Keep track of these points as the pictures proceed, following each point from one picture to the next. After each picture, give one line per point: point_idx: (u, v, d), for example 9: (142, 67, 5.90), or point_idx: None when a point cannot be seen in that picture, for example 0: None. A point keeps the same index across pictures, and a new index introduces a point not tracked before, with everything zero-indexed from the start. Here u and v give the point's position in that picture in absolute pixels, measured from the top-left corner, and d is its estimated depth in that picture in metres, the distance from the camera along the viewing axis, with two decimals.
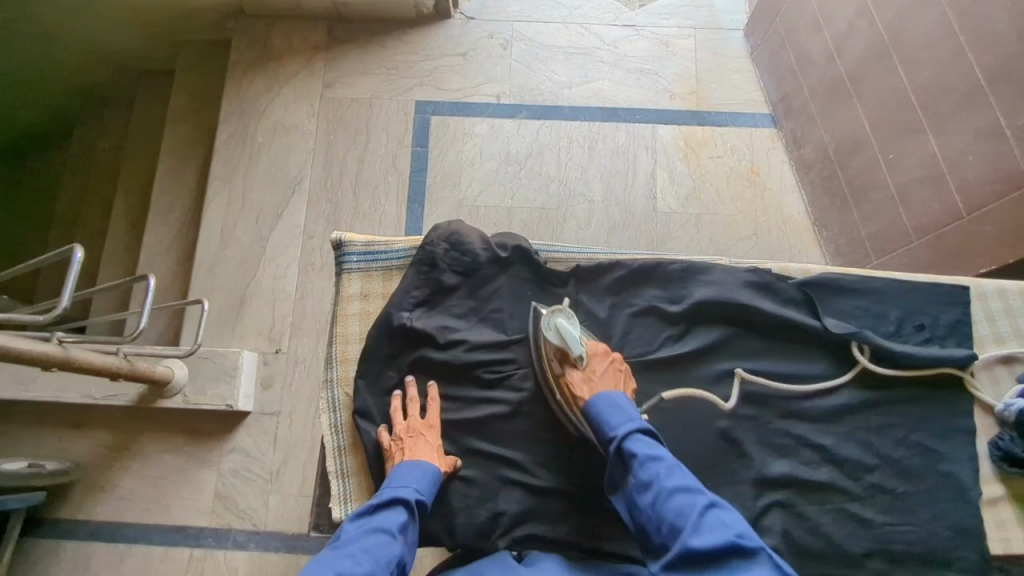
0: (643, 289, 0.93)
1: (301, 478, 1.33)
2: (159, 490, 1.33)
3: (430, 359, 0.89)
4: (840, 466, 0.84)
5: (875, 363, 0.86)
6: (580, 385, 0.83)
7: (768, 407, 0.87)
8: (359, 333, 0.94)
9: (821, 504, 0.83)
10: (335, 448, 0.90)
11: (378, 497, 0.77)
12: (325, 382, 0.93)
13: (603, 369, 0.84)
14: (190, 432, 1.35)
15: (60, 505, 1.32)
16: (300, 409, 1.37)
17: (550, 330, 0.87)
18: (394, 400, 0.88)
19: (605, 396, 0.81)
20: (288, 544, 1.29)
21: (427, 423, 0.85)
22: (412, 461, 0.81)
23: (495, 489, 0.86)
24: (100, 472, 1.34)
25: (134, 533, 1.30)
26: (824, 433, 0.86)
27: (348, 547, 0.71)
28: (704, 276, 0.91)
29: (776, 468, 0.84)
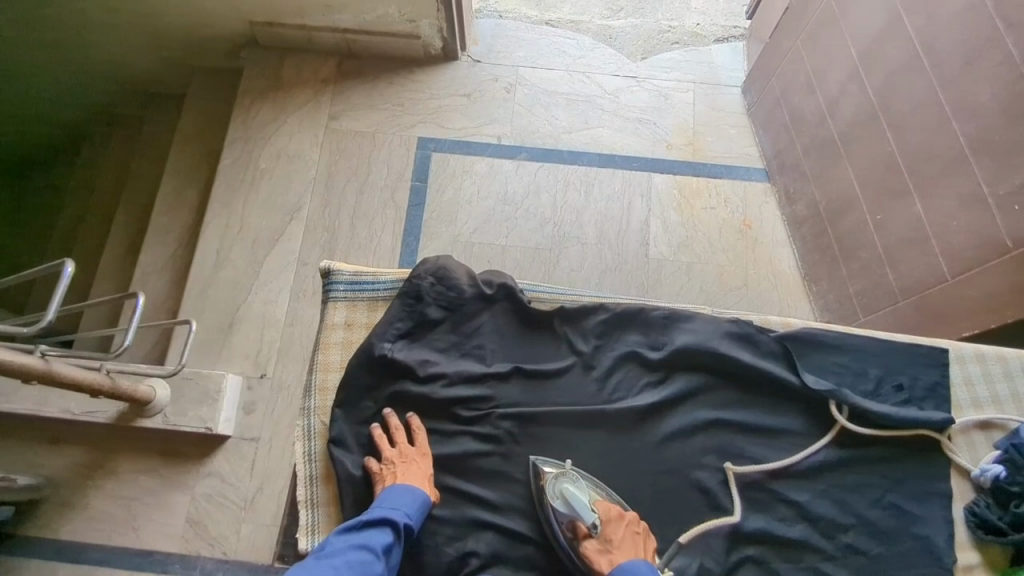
0: (625, 334, 0.93)
1: (275, 507, 1.31)
2: (130, 511, 1.30)
3: (409, 393, 0.89)
4: (815, 524, 0.83)
5: (853, 422, 0.86)
6: (599, 558, 0.80)
7: (746, 460, 0.86)
8: (340, 363, 0.94)
9: (795, 561, 0.82)
10: (307, 476, 0.89)
11: (367, 515, 0.79)
12: (302, 410, 0.92)
13: (621, 536, 0.80)
14: (167, 453, 1.34)
15: (28, 522, 1.30)
16: (280, 436, 1.36)
17: (556, 499, 0.82)
18: (376, 430, 0.88)
19: (627, 568, 0.78)
20: (256, 575, 1.26)
21: (421, 452, 0.85)
22: (403, 485, 0.81)
23: (466, 529, 0.84)
24: (72, 490, 1.32)
25: (101, 555, 1.27)
26: (800, 490, 0.85)
27: (333, 558, 0.74)
28: (685, 324, 0.92)
29: (750, 522, 0.83)
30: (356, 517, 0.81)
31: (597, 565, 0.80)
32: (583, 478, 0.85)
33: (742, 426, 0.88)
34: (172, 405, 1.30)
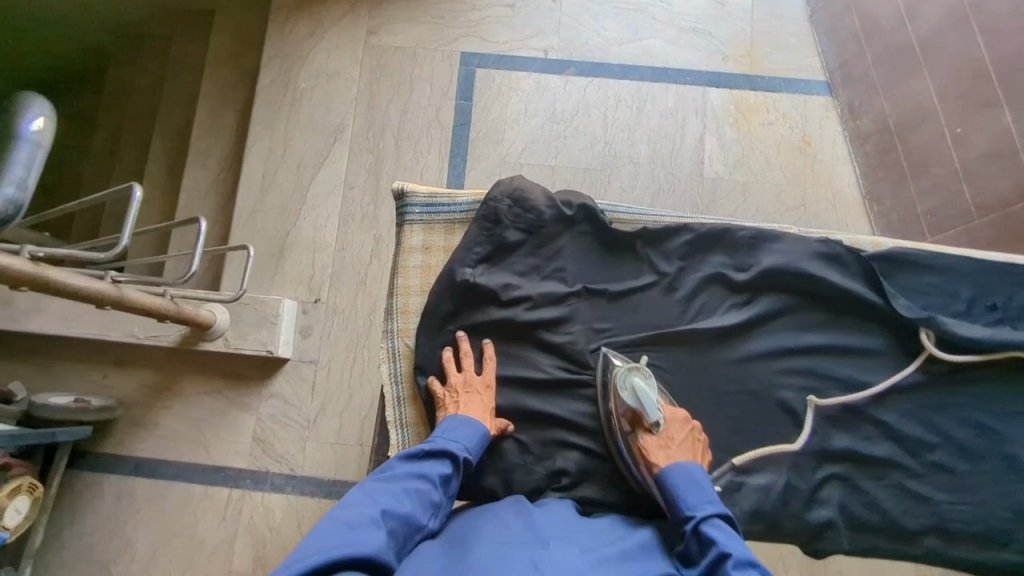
0: (709, 255, 0.91)
1: (338, 426, 1.35)
2: (199, 430, 1.36)
3: (492, 317, 0.89)
4: (901, 443, 0.84)
5: (943, 351, 0.85)
6: (656, 452, 0.79)
7: (830, 381, 0.86)
8: (420, 286, 0.94)
9: (878, 478, 0.84)
10: (394, 398, 0.91)
11: (428, 445, 0.78)
12: (385, 333, 0.93)
13: (682, 438, 0.81)
14: (230, 375, 1.37)
15: (104, 440, 1.36)
16: (338, 358, 1.38)
17: (625, 390, 0.82)
18: (445, 353, 0.88)
19: (683, 468, 0.77)
20: (324, 489, 1.32)
21: (484, 383, 0.86)
22: (465, 417, 0.81)
23: (552, 449, 0.86)
24: (142, 410, 1.37)
25: (176, 471, 1.34)
26: (887, 410, 0.85)
27: (392, 483, 0.73)
28: (772, 244, 0.89)
29: (837, 441, 0.84)
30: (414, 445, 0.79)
31: (652, 457, 0.79)
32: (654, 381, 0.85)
33: (826, 349, 0.87)
34: (233, 329, 1.32)
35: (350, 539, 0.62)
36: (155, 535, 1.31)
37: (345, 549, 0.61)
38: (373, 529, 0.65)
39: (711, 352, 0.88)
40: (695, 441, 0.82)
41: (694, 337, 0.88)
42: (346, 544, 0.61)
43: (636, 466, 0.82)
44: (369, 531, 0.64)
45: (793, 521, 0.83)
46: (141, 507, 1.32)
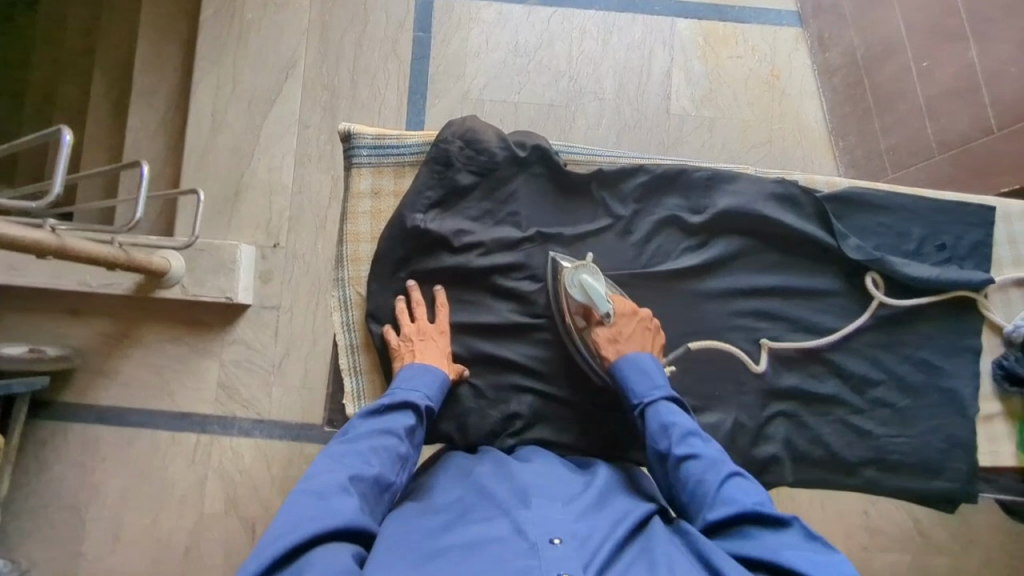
0: (665, 198, 0.90)
1: (303, 371, 1.35)
2: (162, 377, 1.35)
3: (445, 265, 0.88)
4: (846, 380, 0.86)
5: (892, 298, 0.87)
6: (607, 348, 0.83)
7: (781, 321, 0.88)
8: (370, 233, 0.92)
9: (824, 415, 0.86)
10: (347, 345, 0.90)
11: (388, 398, 0.77)
12: (336, 280, 0.91)
13: (631, 330, 0.83)
14: (190, 322, 1.35)
15: (65, 389, 1.34)
16: (301, 304, 1.36)
17: (574, 289, 0.84)
18: (398, 304, 0.87)
19: (633, 359, 0.81)
20: (292, 433, 1.33)
21: (439, 329, 0.85)
22: (423, 364, 0.81)
23: (506, 394, 0.87)
24: (101, 358, 1.35)
25: (141, 418, 1.33)
26: (835, 349, 0.87)
27: (357, 444, 0.72)
28: (728, 186, 0.89)
29: (785, 380, 0.86)
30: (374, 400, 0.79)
31: (604, 352, 0.83)
32: (603, 274, 0.87)
33: (779, 290, 0.88)
34: (190, 277, 1.29)
35: (321, 509, 0.62)
36: (124, 481, 1.32)
37: (318, 520, 0.60)
38: (343, 496, 0.64)
39: (664, 294, 0.89)
40: (647, 328, 0.84)
41: (647, 281, 0.88)
42: (319, 515, 0.61)
43: (594, 362, 0.85)
44: (340, 500, 0.64)
45: (741, 456, 0.85)
46: (107, 454, 1.32)
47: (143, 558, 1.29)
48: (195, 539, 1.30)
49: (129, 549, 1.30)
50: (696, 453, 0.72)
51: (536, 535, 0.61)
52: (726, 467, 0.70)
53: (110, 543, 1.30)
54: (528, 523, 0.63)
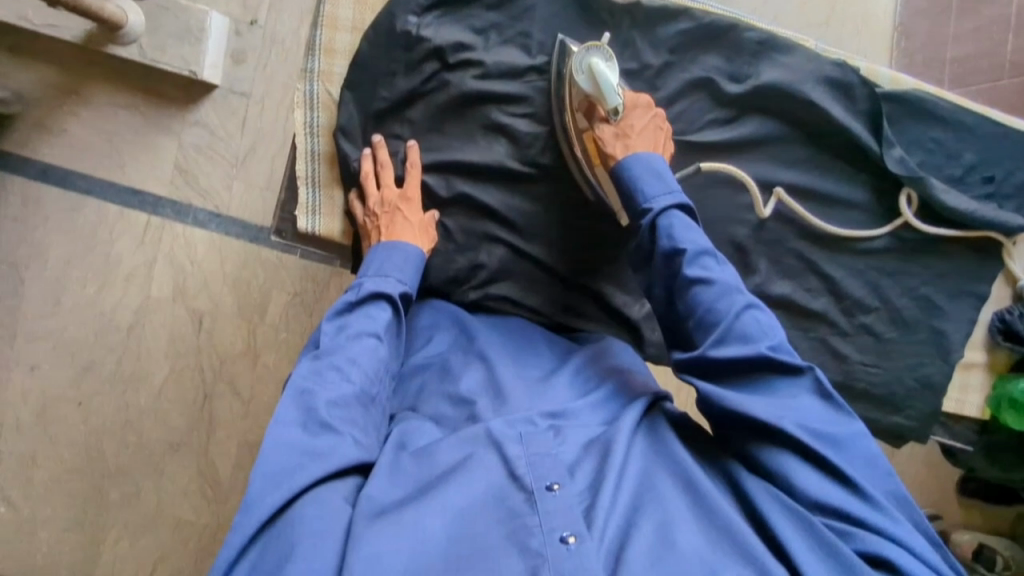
0: (704, 57, 0.91)
1: (270, 170, 1.26)
2: (113, 146, 1.24)
3: (426, 83, 0.91)
4: (839, 300, 0.92)
5: (923, 222, 0.90)
6: (615, 144, 0.83)
7: (790, 224, 0.91)
8: (349, 24, 0.95)
9: (806, 330, 0.92)
10: (309, 152, 0.95)
11: (358, 293, 0.81)
12: (303, 75, 0.95)
13: (640, 128, 0.84)
14: (147, 89, 1.22)
15: (2, 137, 1.22)
16: (275, 95, 1.25)
17: (580, 75, 0.84)
18: (364, 166, 0.91)
19: (641, 157, 0.81)
20: (250, 235, 1.27)
21: (404, 197, 0.89)
22: (391, 242, 0.85)
23: (477, 242, 0.94)
24: (46, 111, 1.22)
25: (90, 185, 1.24)
26: (836, 267, 0.91)
27: (333, 355, 0.76)
28: (777, 57, 0.89)
29: (776, 288, 0.92)
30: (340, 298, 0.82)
31: (612, 150, 0.83)
32: (616, 62, 0.86)
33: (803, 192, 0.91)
34: (147, 38, 1.14)
35: (308, 457, 0.66)
36: (68, 247, 1.25)
37: (305, 470, 0.65)
38: (328, 433, 0.69)
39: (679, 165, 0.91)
40: (657, 127, 0.85)
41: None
42: (306, 463, 0.66)
43: (597, 160, 0.86)
44: (322, 438, 0.68)
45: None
46: (51, 218, 1.25)
47: (84, 327, 1.27)
48: (140, 319, 1.28)
49: (71, 315, 1.27)
50: (709, 279, 0.74)
51: (532, 484, 0.67)
52: (740, 299, 0.73)
53: (51, 307, 1.26)
54: (522, 466, 0.68)
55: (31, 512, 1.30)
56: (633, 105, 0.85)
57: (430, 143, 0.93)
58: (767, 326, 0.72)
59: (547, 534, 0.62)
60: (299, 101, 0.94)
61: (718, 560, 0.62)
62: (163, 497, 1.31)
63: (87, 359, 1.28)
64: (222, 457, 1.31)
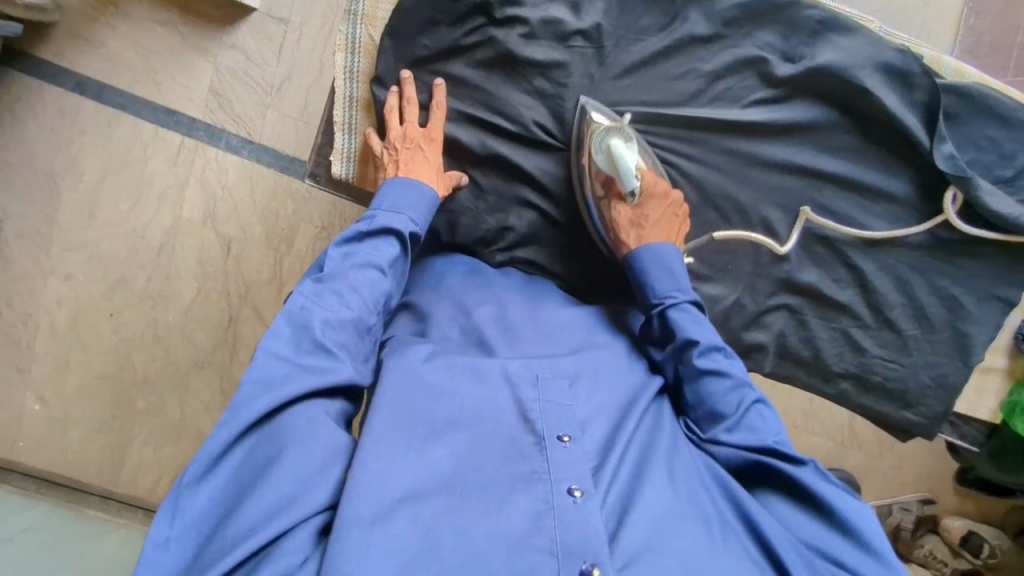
0: (761, 33, 0.91)
1: (304, 100, 1.25)
2: (149, 63, 1.23)
3: (473, 39, 0.91)
4: (865, 294, 0.94)
5: (966, 223, 0.89)
6: (629, 232, 0.88)
7: (822, 210, 0.93)
8: None
9: (827, 321, 0.95)
10: (345, 96, 0.98)
11: (368, 226, 0.82)
12: (348, 17, 0.97)
13: (655, 217, 0.89)
14: (186, 8, 1.21)
15: (41, 44, 1.22)
16: (313, 23, 1.23)
17: (600, 154, 0.88)
18: (388, 103, 0.92)
19: (653, 249, 0.87)
20: (281, 165, 1.27)
21: (427, 137, 0.90)
22: (409, 179, 0.86)
23: (508, 203, 0.96)
24: (85, 22, 1.21)
25: (124, 102, 1.24)
26: (867, 259, 0.93)
27: (334, 282, 0.77)
28: (835, 40, 0.89)
29: (805, 275, 0.94)
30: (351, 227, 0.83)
31: (625, 238, 0.89)
32: (636, 143, 0.89)
33: (841, 180, 0.92)
34: None
35: (298, 370, 0.69)
36: (103, 162, 1.27)
37: (297, 380, 0.68)
38: (321, 350, 0.71)
39: (722, 140, 0.93)
40: (673, 214, 0.90)
41: (711, 123, 0.92)
42: (297, 377, 0.68)
43: (609, 233, 0.91)
44: (318, 357, 0.70)
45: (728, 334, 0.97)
46: (87, 132, 1.26)
47: (117, 242, 1.30)
48: (171, 239, 1.30)
49: (104, 230, 1.30)
50: (717, 370, 0.81)
51: (543, 430, 0.70)
52: (750, 394, 0.80)
53: (85, 220, 1.29)
54: (536, 411, 0.72)
55: (64, 413, 1.37)
56: (651, 192, 0.89)
57: (469, 97, 0.93)
58: (771, 421, 0.80)
59: (554, 483, 0.65)
60: (340, 45, 0.97)
61: (710, 541, 0.66)
62: (188, 410, 1.38)
63: (119, 273, 1.32)
64: None
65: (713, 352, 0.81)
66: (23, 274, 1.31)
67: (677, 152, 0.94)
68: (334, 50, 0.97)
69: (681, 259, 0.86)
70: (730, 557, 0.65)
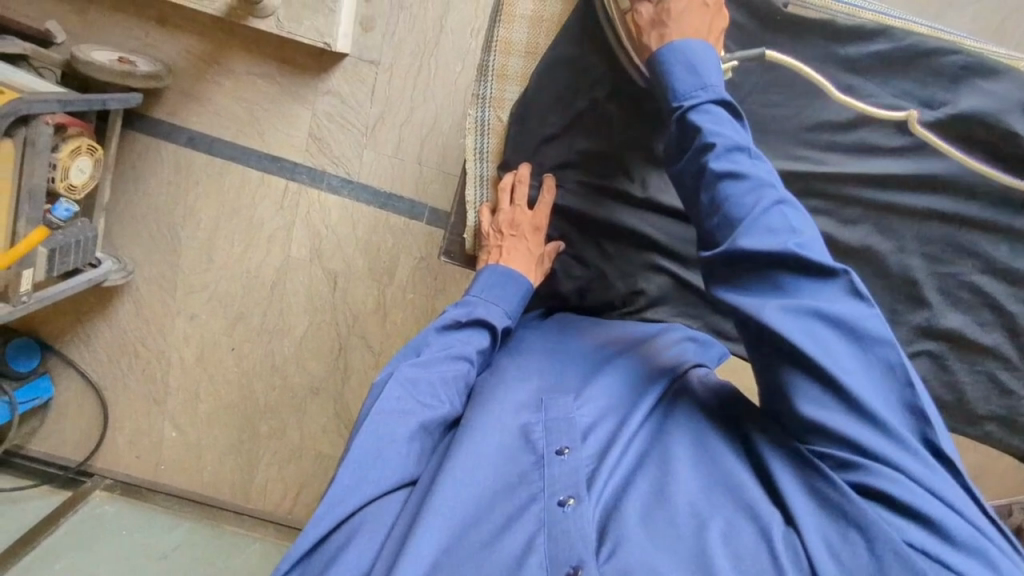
0: (897, 80, 0.81)
1: (398, 140, 1.29)
2: (253, 114, 1.30)
3: (584, 114, 0.87)
4: (1014, 336, 0.83)
5: None
6: (649, 34, 0.71)
7: (967, 257, 0.82)
8: (522, 45, 0.89)
9: (970, 363, 0.85)
10: (477, 176, 0.93)
11: (466, 317, 0.79)
12: (477, 98, 0.91)
13: (683, 11, 0.70)
14: (283, 59, 1.26)
15: (157, 105, 1.31)
16: (402, 64, 1.25)
17: None
18: (503, 182, 0.89)
19: (677, 45, 0.68)
20: (379, 200, 1.32)
21: (533, 227, 0.87)
22: (508, 269, 0.84)
23: (637, 269, 0.90)
24: (192, 80, 1.29)
25: (232, 152, 1.32)
26: (1014, 300, 0.82)
27: (429, 370, 0.72)
28: (984, 82, 0.79)
29: (949, 321, 0.84)
30: (446, 311, 0.80)
31: (648, 41, 0.72)
32: None
33: (989, 225, 0.81)
34: (285, 10, 1.17)
35: (377, 463, 0.64)
36: (217, 210, 1.35)
37: (377, 474, 0.64)
38: (411, 440, 0.67)
39: (852, 194, 0.83)
40: (704, 8, 0.71)
41: (843, 179, 0.83)
42: (379, 473, 0.64)
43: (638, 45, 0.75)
44: (402, 447, 0.66)
45: None
46: (200, 182, 1.34)
47: (233, 282, 1.39)
48: (282, 277, 1.38)
49: (221, 272, 1.39)
50: (737, 174, 0.62)
51: (542, 448, 0.66)
52: (772, 194, 0.61)
53: (204, 264, 1.39)
54: (536, 431, 0.68)
55: (197, 438, 1.50)
56: None
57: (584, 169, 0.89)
58: (796, 223, 0.60)
59: (547, 498, 0.62)
60: (470, 127, 0.92)
61: (708, 511, 0.59)
62: (307, 433, 1.47)
63: (237, 311, 1.41)
64: (356, 403, 1.44)
65: (728, 153, 0.62)
66: (155, 315, 1.43)
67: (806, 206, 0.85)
68: (464, 132, 0.93)
69: (711, 53, 0.67)
70: (739, 523, 0.58)
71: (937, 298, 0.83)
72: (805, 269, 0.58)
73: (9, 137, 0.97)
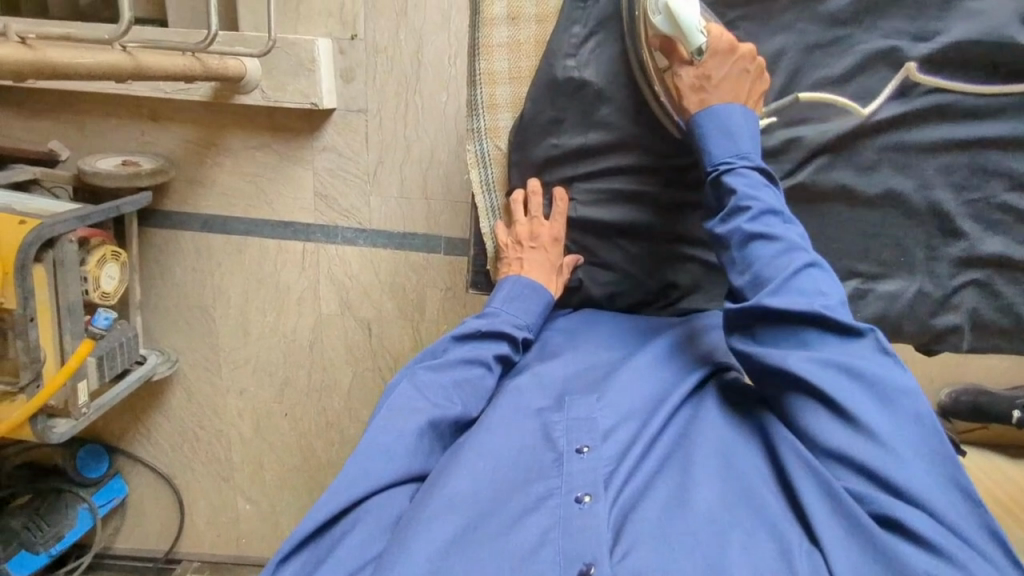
0: (886, 21, 0.80)
1: (400, 179, 1.31)
2: (258, 186, 1.33)
3: (581, 124, 0.86)
4: None
5: None
6: (690, 97, 0.75)
7: (993, 178, 0.81)
8: (506, 74, 0.91)
9: (1020, 285, 0.83)
10: (489, 207, 0.95)
11: (484, 325, 0.80)
12: (472, 133, 0.93)
13: (723, 75, 0.75)
14: (277, 128, 1.29)
15: (166, 197, 1.35)
16: (388, 107, 1.27)
17: (656, 16, 0.74)
18: (514, 197, 0.90)
19: (715, 111, 0.74)
20: (395, 241, 1.34)
21: (551, 238, 0.88)
22: (530, 281, 0.85)
23: (667, 263, 0.88)
24: (193, 166, 1.33)
25: (246, 226, 1.35)
26: None
27: (442, 374, 0.74)
28: (969, 4, 0.78)
29: (987, 246, 0.82)
30: (467, 321, 0.81)
31: (685, 103, 0.76)
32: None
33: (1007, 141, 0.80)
34: (267, 81, 1.21)
35: (393, 460, 0.66)
36: (244, 284, 1.39)
37: (391, 468, 0.65)
38: (421, 438, 0.68)
39: (868, 141, 0.82)
40: (743, 74, 0.76)
41: (856, 131, 0.81)
42: (393, 467, 0.65)
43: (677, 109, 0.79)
44: (419, 449, 0.68)
45: (917, 325, 0.85)
46: (222, 262, 1.38)
47: (273, 351, 1.42)
48: (318, 335, 1.41)
49: (260, 343, 1.42)
50: (769, 234, 0.68)
51: (563, 446, 0.67)
52: (801, 257, 0.66)
53: (242, 339, 1.42)
54: (558, 430, 0.69)
55: (269, 507, 1.53)
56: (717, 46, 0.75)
57: (593, 178, 0.88)
58: (825, 287, 0.65)
59: (565, 494, 0.62)
60: (471, 161, 0.93)
61: (728, 517, 0.59)
62: None
63: (282, 377, 1.44)
64: None
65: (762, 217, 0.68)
66: (206, 397, 1.47)
67: (825, 165, 0.83)
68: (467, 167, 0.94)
69: (747, 122, 0.73)
70: (757, 531, 0.58)
71: (971, 226, 0.82)
72: (832, 326, 0.63)
73: (39, 262, 1.01)
